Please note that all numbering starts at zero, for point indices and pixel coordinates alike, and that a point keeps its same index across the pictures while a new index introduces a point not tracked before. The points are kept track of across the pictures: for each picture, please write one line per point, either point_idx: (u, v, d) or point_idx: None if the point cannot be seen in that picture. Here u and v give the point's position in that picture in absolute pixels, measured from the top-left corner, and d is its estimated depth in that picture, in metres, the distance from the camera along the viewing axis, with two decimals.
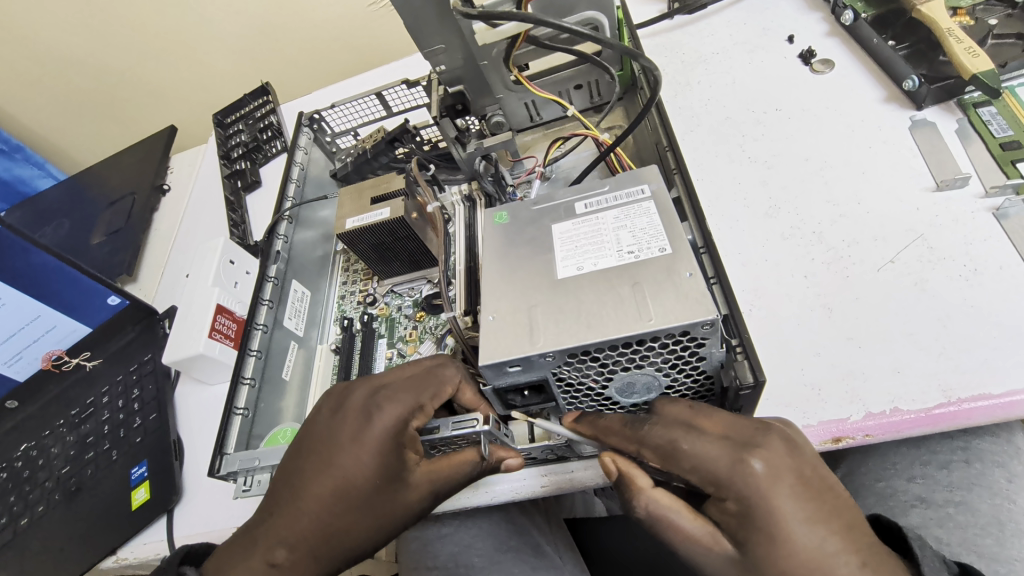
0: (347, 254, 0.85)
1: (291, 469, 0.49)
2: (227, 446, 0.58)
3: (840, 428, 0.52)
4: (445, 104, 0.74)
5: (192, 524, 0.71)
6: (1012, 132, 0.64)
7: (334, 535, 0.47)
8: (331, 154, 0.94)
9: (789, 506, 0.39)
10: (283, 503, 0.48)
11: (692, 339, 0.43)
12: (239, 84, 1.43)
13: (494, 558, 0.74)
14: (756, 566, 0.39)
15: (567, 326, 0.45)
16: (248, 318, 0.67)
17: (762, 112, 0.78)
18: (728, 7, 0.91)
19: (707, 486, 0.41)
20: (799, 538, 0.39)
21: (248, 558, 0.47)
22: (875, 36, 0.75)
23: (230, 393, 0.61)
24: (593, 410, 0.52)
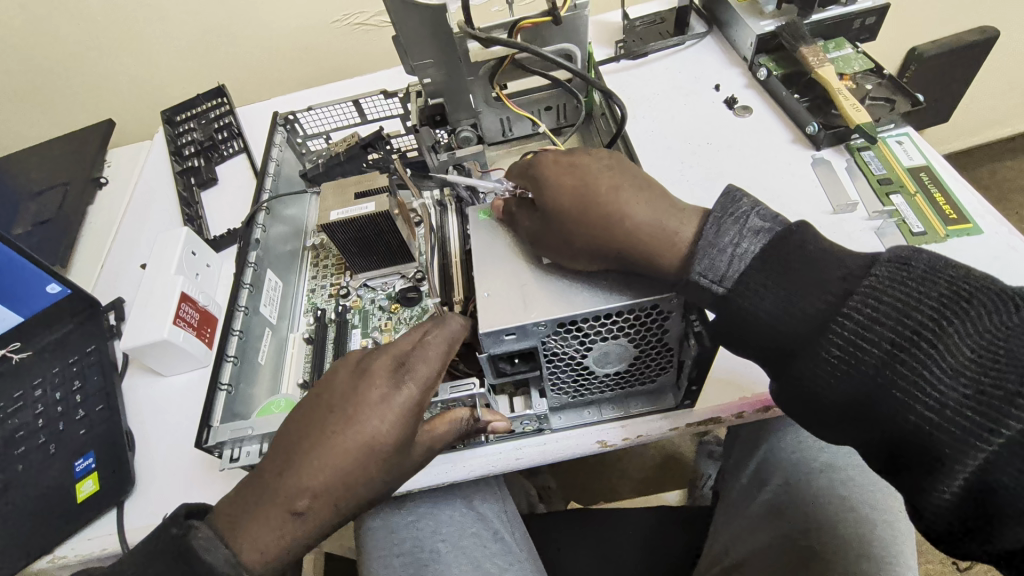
0: (319, 250, 0.87)
1: (310, 428, 0.51)
2: (213, 419, 0.61)
3: (769, 399, 0.64)
4: (424, 115, 0.81)
5: (148, 516, 0.68)
6: (886, 171, 0.82)
7: (354, 488, 0.50)
8: (301, 155, 0.96)
9: (631, 200, 0.56)
10: (305, 456, 0.50)
11: (659, 313, 0.53)
12: (186, 83, 1.39)
13: (458, 543, 0.77)
14: (563, 208, 0.57)
15: (558, 301, 0.53)
16: (230, 300, 0.70)
17: (697, 145, 0.92)
18: (666, 57, 1.06)
19: (577, 179, 0.58)
20: (625, 209, 0.55)
21: (265, 506, 0.49)
22: (784, 90, 0.92)
23: (215, 369, 0.64)
24: (571, 379, 0.60)
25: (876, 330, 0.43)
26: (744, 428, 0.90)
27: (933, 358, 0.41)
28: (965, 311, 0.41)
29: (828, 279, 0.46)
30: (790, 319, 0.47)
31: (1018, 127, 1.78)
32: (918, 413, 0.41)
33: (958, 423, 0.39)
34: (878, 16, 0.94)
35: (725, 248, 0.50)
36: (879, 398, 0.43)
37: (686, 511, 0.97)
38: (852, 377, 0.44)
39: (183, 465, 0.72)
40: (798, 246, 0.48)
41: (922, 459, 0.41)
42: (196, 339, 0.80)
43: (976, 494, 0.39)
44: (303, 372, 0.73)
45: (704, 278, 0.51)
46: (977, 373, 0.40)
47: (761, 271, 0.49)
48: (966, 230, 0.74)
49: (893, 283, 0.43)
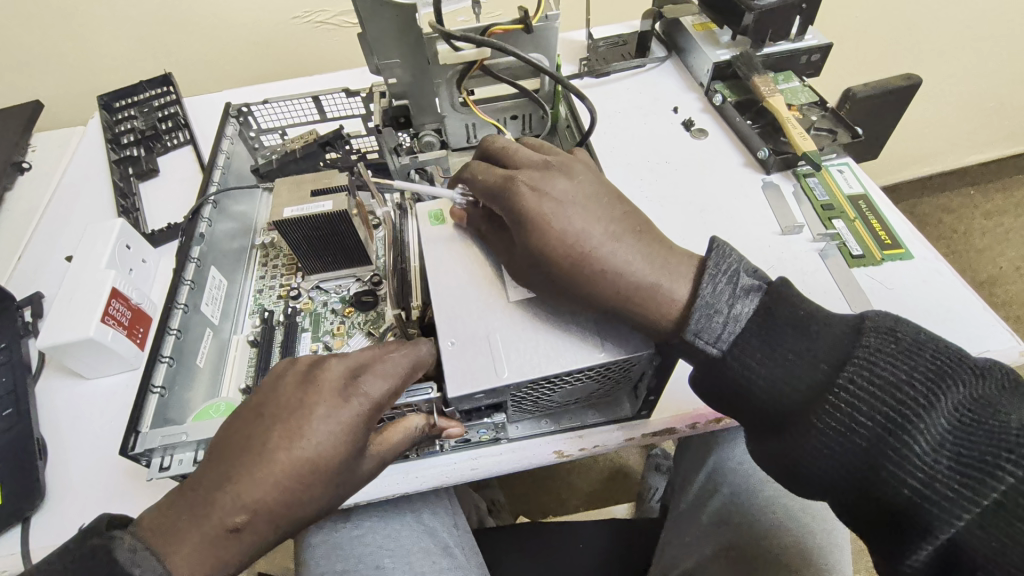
0: (269, 249, 0.83)
1: (247, 441, 0.47)
2: (142, 425, 0.56)
3: (722, 410, 0.65)
4: (388, 115, 0.82)
5: (60, 532, 0.62)
6: (828, 197, 0.87)
7: (299, 504, 0.47)
8: (254, 150, 0.92)
9: (598, 219, 0.56)
10: (243, 469, 0.46)
11: (628, 364, 0.54)
12: (127, 70, 1.30)
13: (406, 558, 0.74)
14: (547, 254, 0.55)
15: (529, 358, 0.52)
16: (168, 296, 0.65)
17: (656, 163, 0.94)
18: (627, 78, 1.09)
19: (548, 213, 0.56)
20: (607, 255, 0.54)
21: (199, 520, 0.45)
22: (737, 116, 0.96)
23: (147, 369, 0.59)
24: (530, 403, 0.60)
25: (869, 404, 0.45)
26: (694, 441, 0.92)
27: (922, 432, 0.43)
28: (949, 385, 0.44)
29: (821, 349, 0.48)
30: (784, 388, 0.48)
31: (936, 167, 1.94)
32: (909, 485, 0.43)
33: (946, 494, 0.41)
34: (822, 54, 1.01)
35: (721, 309, 0.51)
36: (871, 468, 0.44)
37: (634, 523, 0.98)
38: (846, 447, 0.45)
39: (103, 477, 0.65)
40: (788, 312, 0.50)
41: (907, 526, 0.43)
42: (126, 338, 0.73)
43: (954, 558, 0.42)
44: (246, 376, 0.69)
45: (700, 339, 0.51)
46: (958, 447, 0.42)
47: (754, 335, 0.50)
48: (899, 254, 0.80)
49: (883, 356, 0.45)
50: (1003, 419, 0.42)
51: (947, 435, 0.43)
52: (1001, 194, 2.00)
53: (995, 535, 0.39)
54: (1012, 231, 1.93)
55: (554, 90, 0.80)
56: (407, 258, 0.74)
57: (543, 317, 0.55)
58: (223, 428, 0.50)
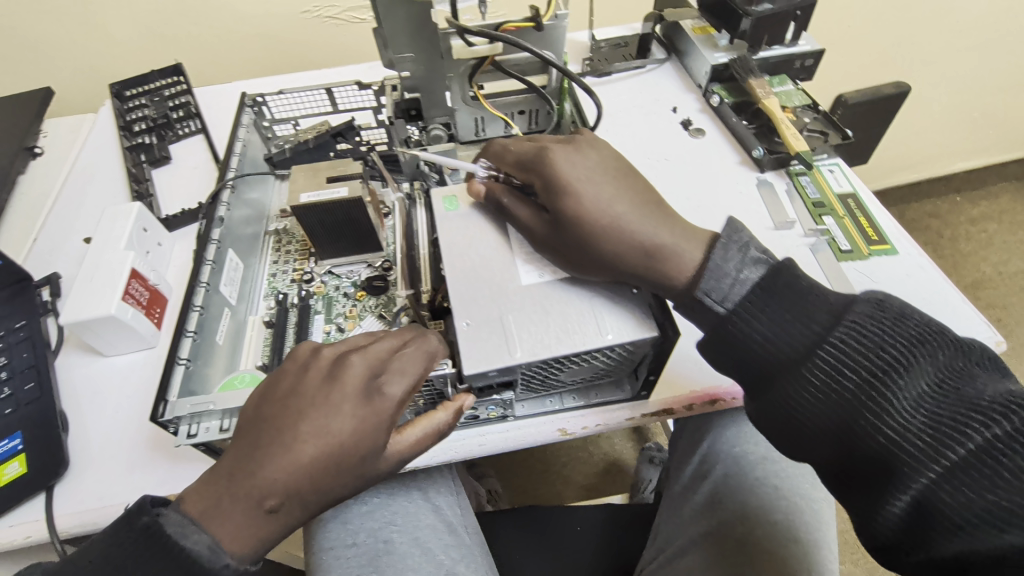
0: (281, 236, 0.86)
1: (275, 427, 0.50)
2: (170, 394, 0.59)
3: (717, 393, 0.69)
4: (400, 108, 0.85)
5: (83, 502, 0.64)
6: (819, 195, 0.91)
7: (325, 489, 0.50)
8: (267, 139, 0.95)
9: (612, 191, 0.61)
10: (270, 455, 0.48)
11: (633, 347, 0.58)
12: (137, 59, 1.32)
13: (413, 534, 0.77)
14: (568, 223, 0.60)
15: (540, 338, 0.56)
16: (192, 276, 0.68)
17: (655, 160, 0.98)
18: (628, 78, 1.13)
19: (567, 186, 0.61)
20: (624, 224, 0.59)
21: (233, 504, 0.47)
22: (734, 117, 1.01)
23: (173, 343, 0.62)
24: (538, 381, 0.63)
25: (856, 360, 0.49)
26: (688, 428, 0.95)
27: (901, 388, 0.47)
28: (929, 351, 0.48)
29: (816, 310, 0.52)
30: (780, 342, 0.53)
31: (923, 173, 2.00)
32: (884, 435, 0.47)
33: (916, 448, 0.45)
34: (815, 59, 1.05)
35: (729, 273, 0.56)
36: (852, 419, 0.49)
37: (629, 508, 1.02)
38: (831, 399, 0.50)
39: (124, 450, 0.68)
40: (791, 278, 0.54)
41: (880, 476, 0.48)
42: (145, 317, 0.76)
43: (922, 510, 0.45)
44: (262, 354, 0.72)
45: (708, 297, 0.56)
46: (934, 405, 0.46)
47: (759, 297, 0.54)
48: (885, 250, 0.84)
49: (872, 319, 0.50)
50: (976, 386, 0.46)
51: (924, 394, 0.47)
52: (984, 201, 2.07)
53: (962, 488, 0.43)
54: (995, 237, 2.00)
55: (561, 86, 0.83)
56: (418, 244, 0.77)
57: (553, 303, 0.59)
58: (247, 414, 0.52)
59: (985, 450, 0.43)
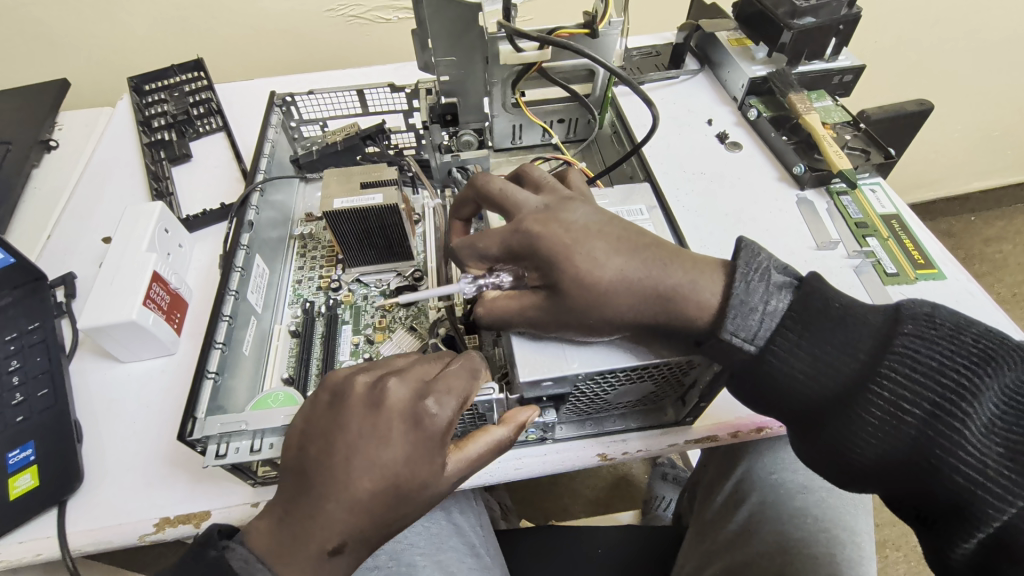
0: (306, 241, 0.83)
1: (323, 465, 0.48)
2: (198, 410, 0.56)
3: (763, 420, 0.66)
4: (435, 113, 0.79)
5: (96, 518, 0.61)
6: (862, 215, 0.88)
7: (390, 521, 0.49)
8: (293, 139, 0.93)
9: (603, 240, 0.54)
10: (326, 494, 0.47)
11: (689, 364, 0.55)
12: (156, 54, 1.29)
13: (436, 557, 0.74)
14: (568, 293, 0.53)
15: (597, 352, 0.54)
16: (221, 283, 0.65)
17: (691, 174, 0.96)
18: (660, 88, 1.11)
19: (558, 254, 0.53)
20: (641, 276, 0.53)
21: (299, 550, 0.47)
22: (773, 131, 0.98)
23: (202, 355, 0.59)
24: (584, 400, 0.60)
25: (917, 393, 0.46)
26: (719, 450, 0.92)
27: (972, 418, 0.45)
28: (995, 369, 0.45)
29: (858, 334, 0.49)
30: (825, 383, 0.49)
31: (938, 192, 1.98)
32: (960, 475, 0.44)
33: (995, 480, 0.44)
34: (854, 75, 1.03)
35: (757, 307, 0.50)
36: (921, 458, 0.46)
37: (651, 531, 0.98)
38: (895, 437, 0.47)
39: (140, 463, 0.64)
40: (823, 300, 0.50)
41: (954, 514, 0.45)
42: (165, 323, 0.73)
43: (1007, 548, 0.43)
44: (288, 366, 0.70)
45: (737, 337, 0.50)
46: (1002, 430, 0.45)
47: (793, 330, 0.50)
48: (932, 274, 0.81)
49: (926, 338, 0.47)
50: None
51: (991, 420, 0.45)
52: (999, 221, 2.05)
53: None
54: (1009, 258, 1.98)
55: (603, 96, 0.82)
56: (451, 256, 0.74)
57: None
58: (291, 452, 0.50)
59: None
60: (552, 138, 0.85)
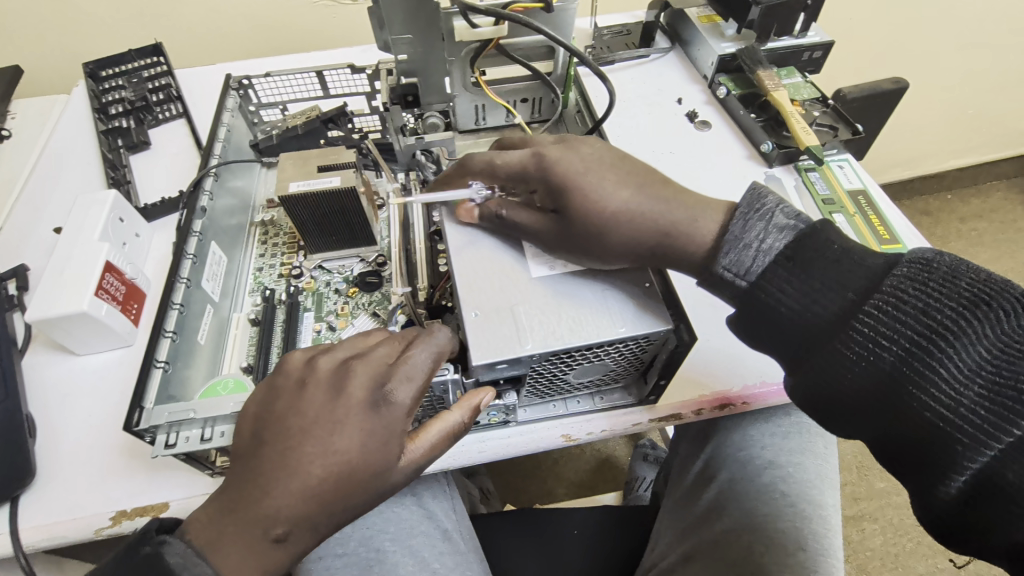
0: (267, 228, 0.81)
1: (275, 448, 0.47)
2: (146, 400, 0.57)
3: (726, 397, 0.66)
4: (396, 94, 0.80)
5: (50, 513, 0.59)
6: (829, 191, 0.88)
7: (338, 508, 0.48)
8: (252, 124, 0.91)
9: (611, 174, 0.59)
10: (272, 478, 0.46)
11: (649, 339, 0.55)
12: (115, 39, 1.25)
13: (406, 541, 0.73)
14: (571, 217, 0.58)
15: (554, 331, 0.54)
16: (171, 270, 0.65)
17: (660, 153, 0.95)
18: (629, 67, 1.09)
19: (567, 180, 0.59)
20: (643, 210, 0.58)
21: (241, 534, 0.46)
22: (741, 109, 0.97)
23: (150, 343, 0.59)
24: (544, 380, 0.60)
25: (898, 329, 0.46)
26: (692, 428, 0.92)
27: (951, 357, 0.44)
28: (985, 311, 0.44)
29: (852, 277, 0.49)
30: (807, 315, 0.50)
31: (916, 170, 1.99)
32: (933, 410, 0.44)
33: (969, 421, 0.42)
34: (823, 51, 1.02)
35: (751, 244, 0.54)
36: (896, 394, 0.45)
37: (627, 510, 0.99)
38: (872, 370, 0.46)
39: (95, 456, 0.63)
40: (821, 241, 0.52)
41: (929, 454, 0.44)
42: (120, 314, 0.71)
43: (982, 487, 0.42)
44: (247, 354, 0.69)
45: (728, 273, 0.55)
46: (991, 373, 0.43)
47: (784, 267, 0.52)
48: (897, 249, 0.81)
49: (918, 281, 0.46)
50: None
51: (980, 362, 0.43)
52: (974, 198, 2.07)
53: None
54: (984, 235, 2.00)
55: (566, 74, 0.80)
56: (412, 239, 0.72)
57: (566, 295, 0.57)
58: (244, 435, 0.49)
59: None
60: (517, 119, 0.82)
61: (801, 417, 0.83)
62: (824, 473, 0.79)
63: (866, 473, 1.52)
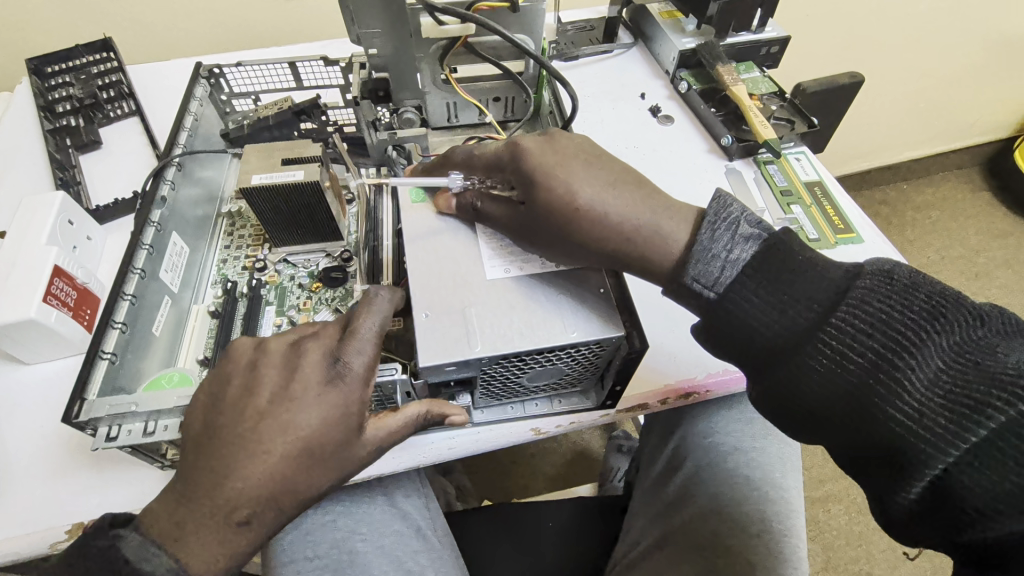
0: (233, 220, 0.79)
1: (232, 432, 0.47)
2: (89, 392, 0.55)
3: (691, 385, 0.67)
4: (366, 88, 0.78)
5: (2, 529, 0.57)
6: (786, 183, 0.91)
7: (302, 487, 0.49)
8: (223, 114, 0.87)
9: (585, 172, 0.59)
10: (230, 456, 0.47)
11: (599, 347, 0.56)
12: (62, 34, 1.20)
13: (378, 542, 0.73)
14: (540, 213, 0.59)
15: (506, 336, 0.54)
16: (124, 260, 0.63)
17: (624, 147, 0.96)
18: (595, 62, 1.10)
19: (540, 176, 0.59)
20: (612, 214, 0.58)
21: (200, 518, 0.46)
22: (703, 104, 0.99)
23: (97, 334, 0.58)
24: (502, 381, 0.60)
25: (861, 343, 0.47)
26: (660, 418, 0.94)
27: (911, 368, 0.45)
28: (940, 324, 0.46)
29: (818, 288, 0.50)
30: (777, 329, 0.50)
31: (873, 162, 2.06)
32: (895, 421, 0.45)
33: (932, 429, 0.43)
34: (780, 46, 1.05)
35: (718, 255, 0.54)
36: (862, 400, 0.47)
37: (600, 501, 1.00)
38: (838, 382, 0.47)
39: (49, 468, 0.61)
40: (783, 253, 0.52)
41: (895, 461, 0.45)
42: (72, 319, 0.68)
43: (945, 494, 0.43)
44: (205, 348, 0.67)
45: (696, 284, 0.55)
46: (949, 382, 0.44)
47: (750, 277, 0.53)
48: (851, 239, 0.84)
49: (881, 292, 0.48)
50: (1001, 358, 0.43)
51: (939, 371, 0.45)
52: (927, 188, 2.15)
53: (985, 474, 0.41)
54: (937, 223, 2.08)
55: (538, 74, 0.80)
56: (380, 235, 0.71)
57: (518, 300, 0.57)
58: (197, 423, 0.49)
59: (1005, 434, 0.41)
60: (488, 117, 0.82)
61: None
62: (785, 459, 0.81)
63: (830, 456, 1.57)
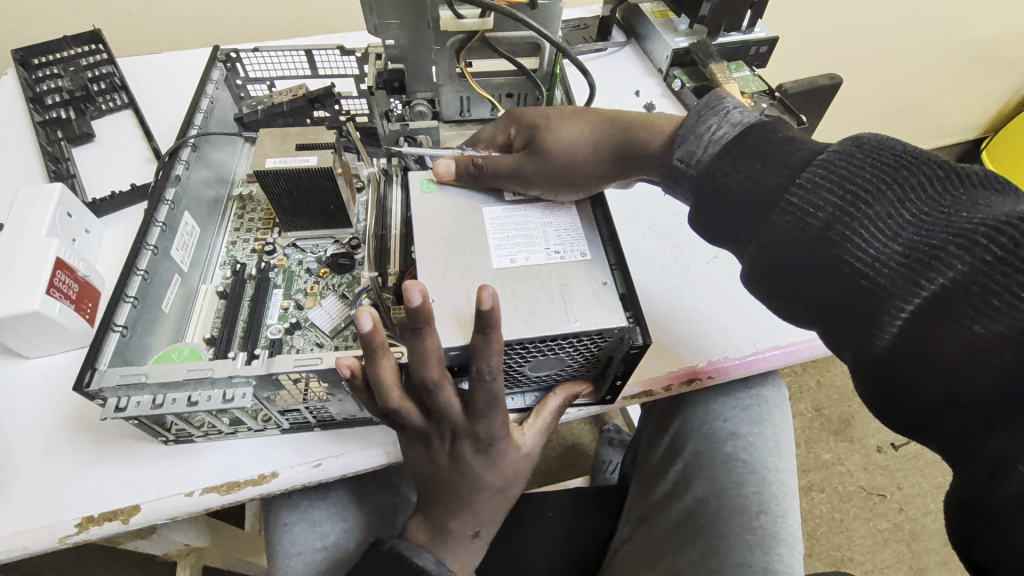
0: (245, 204, 0.80)
1: (429, 480, 0.59)
2: (101, 362, 0.56)
3: (693, 372, 0.70)
4: (382, 79, 0.81)
5: (9, 523, 0.56)
6: None
7: (501, 488, 0.60)
8: (238, 99, 0.89)
9: (567, 112, 0.69)
10: (444, 500, 0.58)
11: (602, 338, 0.58)
12: (46, 27, 1.17)
13: (388, 531, 0.73)
14: (541, 144, 0.66)
15: (512, 322, 0.56)
16: (138, 236, 0.63)
17: None
18: (589, 61, 1.12)
19: (534, 127, 0.68)
20: (595, 140, 0.67)
21: (450, 542, 0.59)
22: (695, 102, 1.01)
23: (108, 308, 0.58)
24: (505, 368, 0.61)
25: (824, 197, 0.46)
26: (658, 407, 0.96)
27: (872, 219, 0.44)
28: (906, 179, 0.45)
29: (787, 157, 0.50)
30: (749, 187, 0.51)
31: None
32: (851, 267, 0.44)
33: (890, 280, 0.42)
34: (768, 46, 1.08)
35: (703, 136, 0.58)
36: (824, 254, 0.45)
37: (600, 490, 1.02)
38: (799, 235, 0.47)
39: (56, 463, 0.60)
40: (761, 134, 0.53)
41: (860, 316, 0.44)
42: (75, 313, 0.67)
43: (910, 342, 0.41)
44: (211, 327, 0.68)
45: (682, 163, 0.59)
46: (911, 235, 0.43)
47: (728, 150, 0.54)
48: None
49: (848, 154, 0.47)
50: (970, 212, 0.41)
51: (904, 225, 0.43)
52: None
53: (945, 321, 0.39)
54: None
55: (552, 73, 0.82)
56: (387, 223, 0.71)
57: (520, 288, 0.58)
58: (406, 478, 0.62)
59: (962, 282, 0.39)
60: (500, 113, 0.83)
61: (759, 389, 0.87)
62: (781, 439, 0.83)
63: (814, 446, 1.62)
